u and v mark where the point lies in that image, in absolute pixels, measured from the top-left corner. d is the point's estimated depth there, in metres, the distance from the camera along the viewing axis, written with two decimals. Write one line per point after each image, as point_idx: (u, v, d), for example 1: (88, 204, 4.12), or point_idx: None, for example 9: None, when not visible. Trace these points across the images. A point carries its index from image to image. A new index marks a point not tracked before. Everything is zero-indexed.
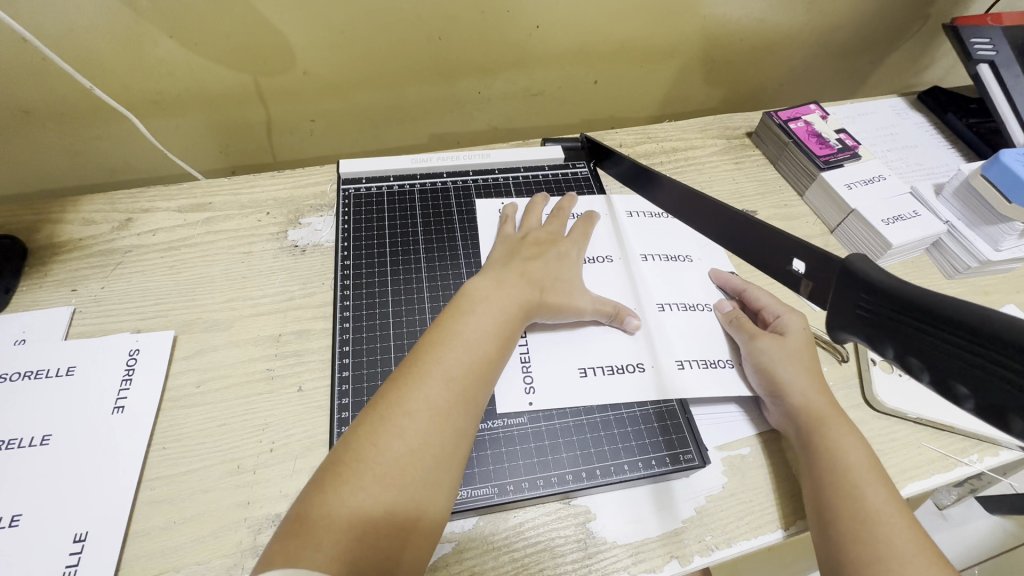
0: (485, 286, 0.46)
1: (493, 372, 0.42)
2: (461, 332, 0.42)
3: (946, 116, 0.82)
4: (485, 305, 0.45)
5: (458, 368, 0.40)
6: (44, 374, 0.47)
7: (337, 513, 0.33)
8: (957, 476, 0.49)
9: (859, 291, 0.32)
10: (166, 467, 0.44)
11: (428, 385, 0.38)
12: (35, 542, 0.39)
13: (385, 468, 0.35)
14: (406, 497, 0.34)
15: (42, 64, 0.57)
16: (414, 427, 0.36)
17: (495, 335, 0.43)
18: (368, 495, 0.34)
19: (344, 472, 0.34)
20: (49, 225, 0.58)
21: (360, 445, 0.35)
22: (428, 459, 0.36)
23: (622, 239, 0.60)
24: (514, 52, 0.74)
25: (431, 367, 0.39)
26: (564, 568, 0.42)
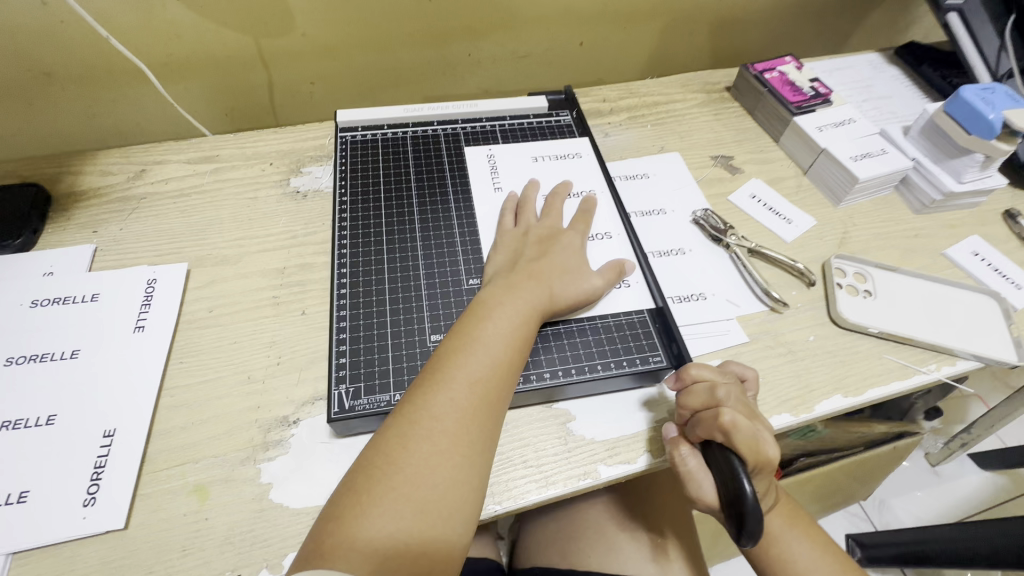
0: (499, 294, 0.48)
1: (512, 376, 0.44)
2: (481, 337, 0.44)
3: (920, 69, 0.85)
4: (502, 311, 0.46)
5: (481, 371, 0.42)
6: (71, 299, 0.52)
7: (374, 510, 0.36)
8: (915, 383, 0.53)
9: None
10: (183, 377, 0.49)
11: (453, 390, 0.41)
12: (70, 436, 0.44)
13: (415, 469, 0.37)
14: (437, 495, 0.37)
15: (61, 26, 0.61)
16: (442, 429, 0.39)
17: (513, 338, 0.45)
18: (401, 496, 0.36)
19: (377, 474, 0.37)
20: (69, 177, 0.63)
21: (392, 448, 0.38)
22: (456, 461, 0.38)
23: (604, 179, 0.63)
24: (502, 14, 0.78)
25: (454, 374, 0.42)
26: (545, 460, 0.46)
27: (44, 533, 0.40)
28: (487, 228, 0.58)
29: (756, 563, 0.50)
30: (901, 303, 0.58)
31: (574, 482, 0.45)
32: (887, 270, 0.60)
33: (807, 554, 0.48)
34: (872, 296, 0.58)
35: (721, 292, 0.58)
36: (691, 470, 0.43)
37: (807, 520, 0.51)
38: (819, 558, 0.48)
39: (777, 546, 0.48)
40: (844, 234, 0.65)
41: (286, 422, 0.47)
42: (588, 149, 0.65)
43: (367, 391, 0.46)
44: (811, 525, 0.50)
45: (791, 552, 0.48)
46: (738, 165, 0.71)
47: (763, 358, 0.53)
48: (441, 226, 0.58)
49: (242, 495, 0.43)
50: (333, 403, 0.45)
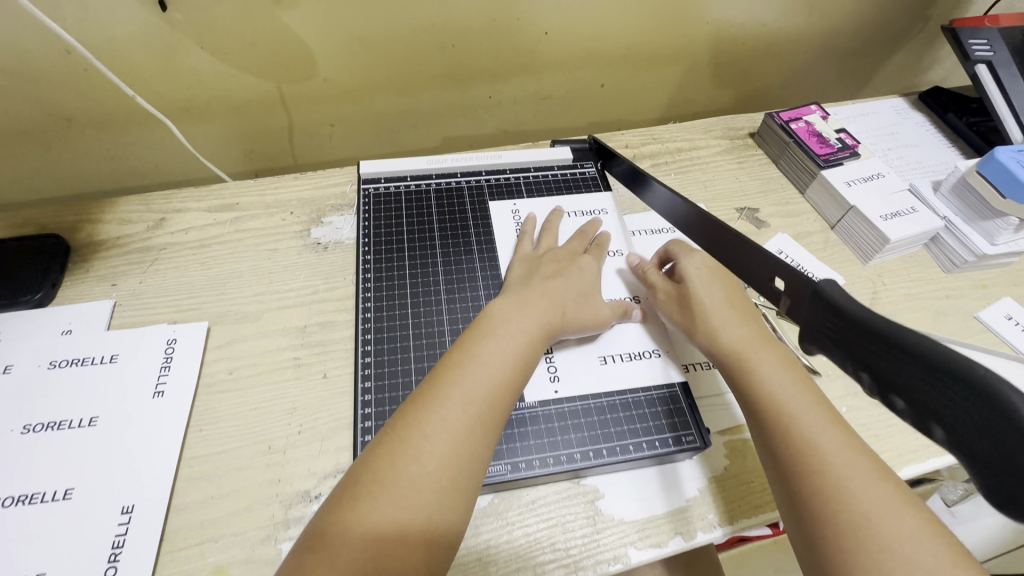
0: (504, 309, 0.48)
1: (512, 396, 0.43)
2: (480, 356, 0.44)
3: (946, 116, 0.84)
4: (505, 328, 0.46)
5: (477, 391, 0.41)
6: (90, 361, 0.51)
7: (356, 531, 0.35)
8: (952, 460, 0.52)
9: (829, 316, 0.39)
10: (202, 447, 0.47)
11: (447, 407, 0.40)
12: (88, 512, 0.43)
13: (403, 490, 0.36)
14: (418, 519, 0.36)
15: (84, 73, 0.61)
16: (432, 450, 0.38)
17: (512, 359, 0.44)
18: (384, 518, 0.36)
19: (364, 492, 0.37)
20: (88, 225, 0.62)
21: (382, 465, 0.38)
22: (443, 484, 0.38)
23: (625, 237, 0.62)
24: (525, 58, 0.77)
25: (449, 391, 0.41)
26: (573, 542, 0.45)
27: None
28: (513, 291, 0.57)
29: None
30: None
31: (603, 568, 0.44)
32: None
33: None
34: None
35: None
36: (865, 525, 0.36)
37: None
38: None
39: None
40: (874, 294, 0.63)
41: (307, 497, 0.45)
42: (612, 205, 0.65)
43: None
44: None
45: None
46: (764, 218, 0.70)
47: None
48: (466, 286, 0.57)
49: None
50: None
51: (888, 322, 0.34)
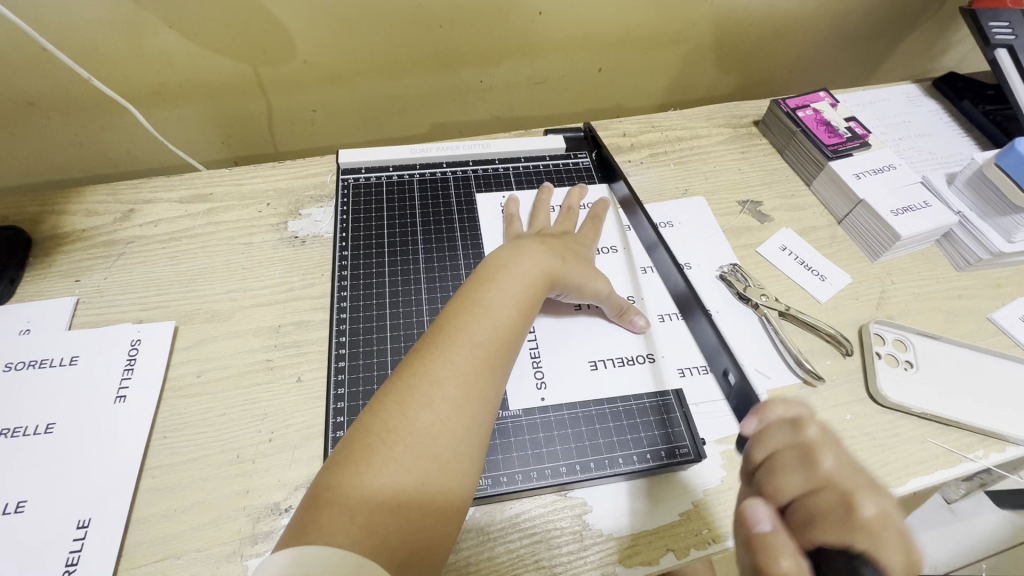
0: (503, 260, 0.46)
1: (519, 338, 0.43)
2: (486, 301, 0.42)
3: (961, 104, 0.80)
4: (506, 277, 0.45)
5: (484, 336, 0.40)
6: (48, 363, 0.48)
7: (369, 481, 0.33)
8: (962, 472, 0.49)
9: None
10: (165, 455, 0.45)
11: (454, 355, 0.39)
12: (40, 526, 0.40)
13: (418, 437, 0.35)
14: (436, 468, 0.35)
15: (43, 55, 0.57)
16: (443, 395, 0.37)
17: (519, 303, 0.44)
18: (400, 465, 0.34)
19: (377, 441, 0.34)
20: (52, 216, 0.59)
21: (391, 415, 0.35)
22: (458, 427, 0.36)
23: (623, 235, 0.59)
24: (517, 40, 0.73)
25: (455, 338, 0.40)
26: (559, 559, 0.42)
27: None
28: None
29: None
30: (945, 378, 0.53)
31: None
32: (928, 338, 0.56)
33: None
34: (914, 369, 0.54)
35: (750, 361, 0.53)
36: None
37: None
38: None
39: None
40: (881, 293, 0.60)
41: (277, 510, 0.43)
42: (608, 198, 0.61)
43: None
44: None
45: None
46: (768, 212, 0.66)
47: None
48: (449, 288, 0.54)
49: None
50: None
51: None
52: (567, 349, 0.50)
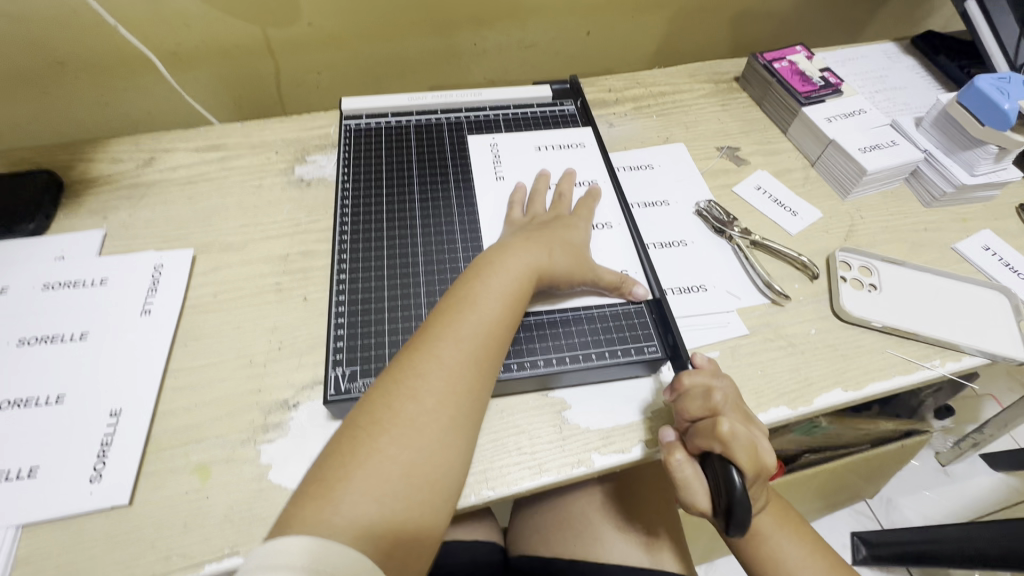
0: (493, 256, 0.47)
1: (506, 335, 0.44)
2: (472, 297, 0.44)
3: (937, 59, 0.83)
4: (494, 273, 0.46)
5: (471, 332, 0.42)
6: (82, 283, 0.53)
7: (357, 476, 0.34)
8: (919, 379, 0.52)
9: None
10: (186, 360, 0.50)
11: (441, 349, 0.40)
12: (77, 414, 0.45)
13: (403, 428, 0.37)
14: (424, 458, 0.36)
15: (72, 16, 0.62)
16: (429, 387, 0.38)
17: (506, 298, 0.44)
18: (387, 456, 0.35)
19: (363, 434, 0.36)
20: (81, 164, 0.64)
21: (378, 408, 0.37)
22: (442, 422, 0.38)
23: (603, 170, 0.62)
24: (508, 3, 0.77)
25: (442, 334, 0.41)
26: (538, 447, 0.46)
27: (52, 506, 0.41)
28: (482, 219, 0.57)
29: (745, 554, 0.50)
30: (906, 298, 0.57)
31: (566, 470, 0.45)
32: (893, 264, 0.59)
33: (793, 552, 0.48)
34: (877, 290, 0.57)
35: (721, 284, 0.57)
36: (687, 479, 0.41)
37: (798, 518, 0.50)
38: (806, 557, 0.48)
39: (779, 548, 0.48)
40: (850, 227, 0.63)
41: (286, 405, 0.48)
42: (591, 138, 0.65)
43: (363, 374, 0.46)
44: (799, 525, 0.50)
45: (784, 544, 0.48)
46: (744, 156, 0.70)
47: (764, 349, 0.53)
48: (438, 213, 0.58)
49: (242, 474, 0.44)
50: (330, 385, 0.45)
51: None
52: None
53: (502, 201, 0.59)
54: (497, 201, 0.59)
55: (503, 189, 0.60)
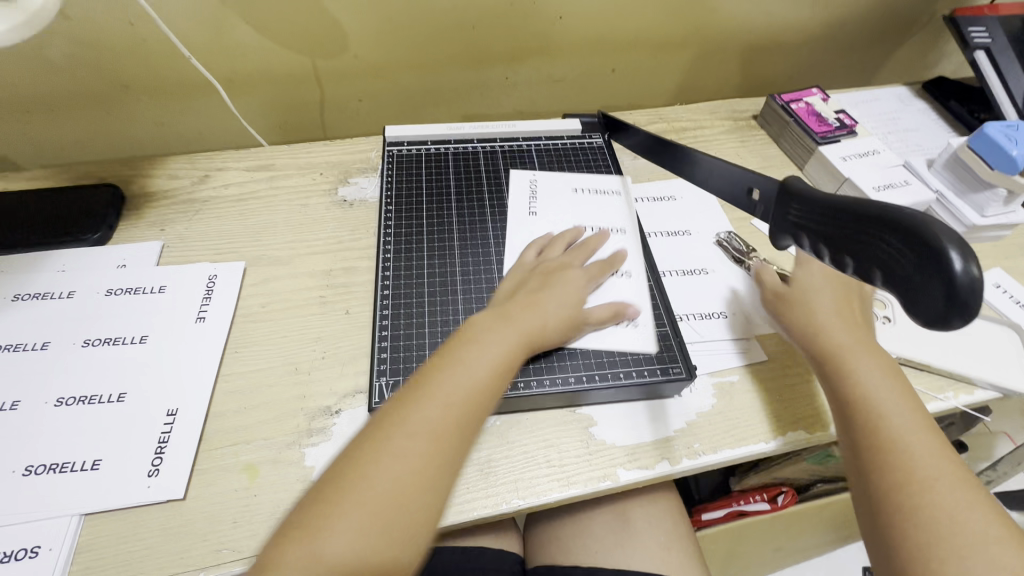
0: (487, 319, 0.49)
1: (491, 400, 0.44)
2: (462, 360, 0.45)
3: (948, 103, 0.87)
4: (485, 337, 0.47)
5: (458, 395, 0.43)
6: (142, 290, 0.57)
7: (331, 530, 0.36)
8: (933, 410, 0.54)
9: (790, 203, 0.42)
10: (237, 365, 0.53)
11: (425, 411, 0.41)
12: (136, 412, 0.49)
13: (376, 491, 0.37)
14: (395, 524, 0.37)
15: (143, 45, 0.68)
16: (411, 450, 0.39)
17: (496, 366, 0.45)
18: (356, 520, 0.36)
19: (335, 492, 0.37)
20: (141, 179, 0.69)
21: (354, 467, 0.39)
22: (418, 489, 0.38)
23: (621, 211, 0.65)
24: (540, 41, 0.82)
25: (426, 396, 0.42)
26: (567, 460, 0.49)
27: (112, 497, 0.44)
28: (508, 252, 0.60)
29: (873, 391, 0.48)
30: (920, 331, 0.59)
31: (593, 483, 0.48)
32: None
33: (902, 420, 0.46)
34: (891, 322, 0.59)
35: (741, 312, 0.60)
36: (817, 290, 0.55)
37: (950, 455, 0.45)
38: (937, 454, 0.44)
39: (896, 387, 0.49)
40: None
41: (329, 412, 0.51)
42: (607, 174, 0.69)
43: (405, 384, 0.49)
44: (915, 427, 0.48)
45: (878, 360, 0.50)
46: None
47: (783, 375, 0.55)
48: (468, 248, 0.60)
49: (287, 475, 0.47)
50: (374, 393, 0.48)
51: (849, 198, 0.37)
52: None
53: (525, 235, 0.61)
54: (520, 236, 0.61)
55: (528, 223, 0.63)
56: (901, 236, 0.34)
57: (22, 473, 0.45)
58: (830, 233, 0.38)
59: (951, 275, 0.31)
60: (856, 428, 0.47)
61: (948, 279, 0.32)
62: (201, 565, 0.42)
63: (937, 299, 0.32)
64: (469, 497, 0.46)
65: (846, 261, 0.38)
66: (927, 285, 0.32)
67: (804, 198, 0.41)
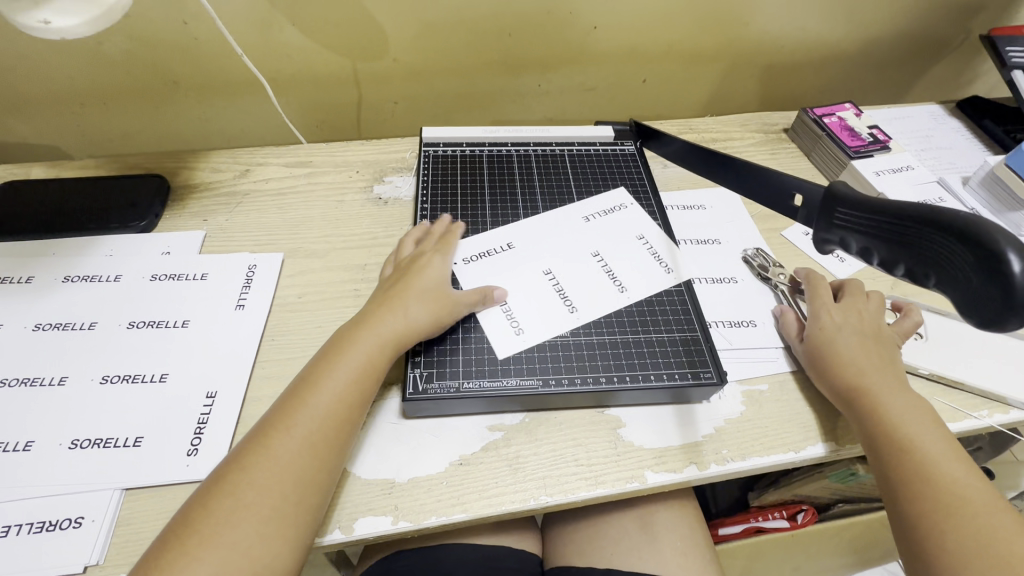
0: (349, 331, 0.49)
1: (353, 415, 0.45)
2: (319, 381, 0.45)
3: (982, 123, 0.86)
4: (352, 352, 0.47)
5: (318, 415, 0.43)
6: (185, 276, 0.59)
7: (197, 561, 0.36)
8: (966, 428, 0.53)
9: (840, 207, 0.45)
10: (274, 353, 0.54)
11: (287, 438, 0.42)
12: (177, 393, 0.50)
13: (225, 522, 0.38)
14: (240, 553, 0.37)
15: (193, 43, 0.71)
16: (254, 481, 0.40)
17: (351, 378, 0.46)
18: (208, 555, 0.37)
19: (200, 531, 0.38)
20: (186, 171, 0.72)
21: (223, 502, 0.39)
22: (261, 516, 0.39)
23: (633, 242, 0.62)
24: (574, 50, 0.84)
25: (295, 422, 0.43)
26: (595, 460, 0.49)
27: (152, 474, 0.45)
28: (503, 263, 0.59)
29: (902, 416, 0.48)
30: (954, 348, 0.58)
31: (621, 484, 0.48)
32: (939, 314, 0.61)
33: (930, 442, 0.46)
34: (923, 338, 0.59)
35: (770, 321, 0.60)
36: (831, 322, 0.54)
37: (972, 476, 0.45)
38: (964, 479, 0.44)
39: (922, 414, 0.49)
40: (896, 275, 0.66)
41: None
42: (631, 198, 0.67)
43: (438, 376, 0.50)
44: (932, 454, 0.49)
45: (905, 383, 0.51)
46: None
47: (813, 387, 0.55)
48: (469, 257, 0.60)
49: None
50: (408, 384, 0.49)
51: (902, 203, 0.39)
52: (540, 300, 0.56)
53: (524, 250, 0.61)
54: (520, 249, 0.61)
55: (532, 241, 0.62)
56: (956, 240, 0.36)
57: (68, 446, 0.46)
58: (883, 237, 0.40)
59: (1011, 278, 0.33)
60: (884, 450, 0.47)
61: (1006, 281, 0.33)
62: None
63: (993, 303, 0.34)
64: (497, 492, 0.47)
65: (899, 264, 0.40)
66: (987, 289, 0.34)
67: (853, 203, 0.43)
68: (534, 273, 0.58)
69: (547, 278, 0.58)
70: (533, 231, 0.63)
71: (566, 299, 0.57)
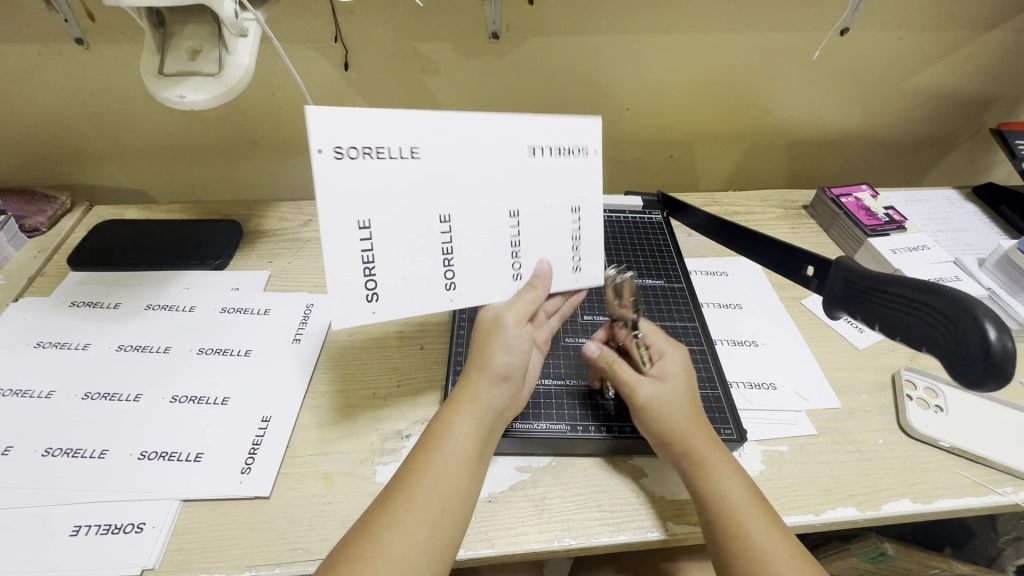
0: (448, 411, 0.46)
1: (466, 497, 0.43)
2: (426, 469, 0.43)
3: (999, 209, 0.89)
4: (454, 434, 0.45)
5: (429, 506, 0.41)
6: (251, 311, 0.66)
7: None
8: (991, 503, 0.54)
9: (842, 278, 0.49)
10: (322, 385, 0.59)
11: (405, 534, 0.39)
12: (235, 416, 0.55)
13: None
14: None
15: (276, 110, 0.82)
16: None
17: (462, 461, 0.44)
18: None
19: None
20: (257, 219, 0.81)
21: None
22: None
23: (564, 216, 0.51)
24: (607, 127, 0.93)
25: (403, 514, 0.40)
26: (618, 508, 0.51)
27: (209, 487, 0.50)
28: (392, 178, 0.44)
29: (709, 532, 0.46)
30: (974, 422, 0.59)
31: (642, 533, 0.50)
32: (958, 388, 0.62)
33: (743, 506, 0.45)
34: (943, 412, 0.60)
35: (789, 384, 0.63)
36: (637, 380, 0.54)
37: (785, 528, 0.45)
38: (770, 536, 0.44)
39: (732, 516, 0.45)
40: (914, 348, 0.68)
41: (399, 434, 0.56)
42: (657, 264, 0.73)
43: None
44: (785, 532, 0.45)
45: (719, 478, 0.47)
46: None
47: (832, 452, 0.57)
48: (353, 148, 0.42)
49: (360, 487, 0.51)
50: None
51: (895, 277, 0.43)
52: (416, 261, 0.46)
53: (431, 173, 0.45)
54: (422, 158, 0.44)
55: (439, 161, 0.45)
56: (945, 306, 0.39)
57: (137, 457, 0.51)
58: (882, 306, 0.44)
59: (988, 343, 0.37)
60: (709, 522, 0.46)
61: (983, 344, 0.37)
62: (277, 561, 0.46)
63: (976, 367, 0.37)
64: (523, 531, 0.49)
65: (892, 330, 0.43)
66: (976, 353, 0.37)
67: (850, 275, 0.48)
68: (426, 219, 0.46)
69: (439, 227, 0.46)
70: (446, 145, 0.45)
71: (449, 273, 0.48)
